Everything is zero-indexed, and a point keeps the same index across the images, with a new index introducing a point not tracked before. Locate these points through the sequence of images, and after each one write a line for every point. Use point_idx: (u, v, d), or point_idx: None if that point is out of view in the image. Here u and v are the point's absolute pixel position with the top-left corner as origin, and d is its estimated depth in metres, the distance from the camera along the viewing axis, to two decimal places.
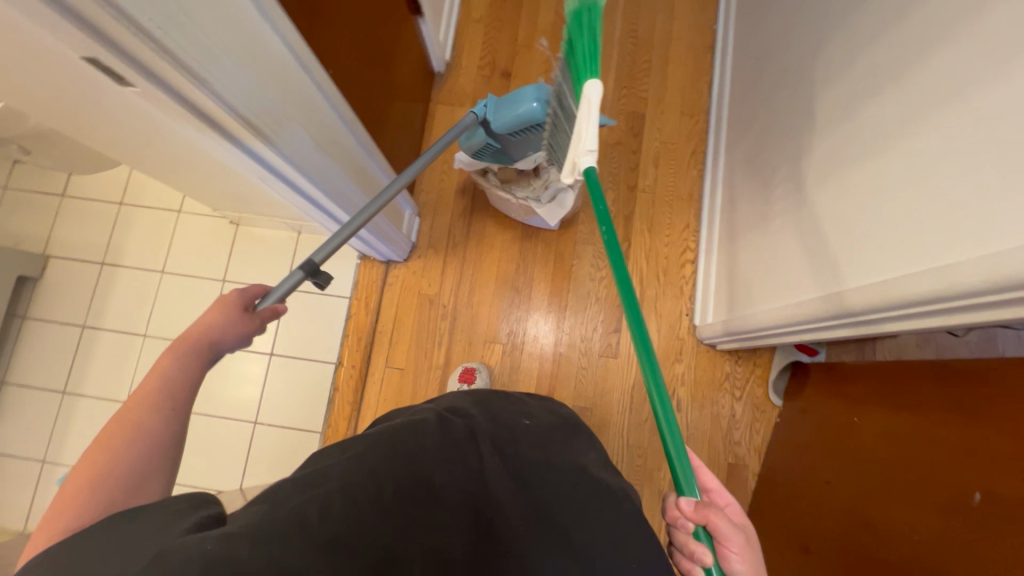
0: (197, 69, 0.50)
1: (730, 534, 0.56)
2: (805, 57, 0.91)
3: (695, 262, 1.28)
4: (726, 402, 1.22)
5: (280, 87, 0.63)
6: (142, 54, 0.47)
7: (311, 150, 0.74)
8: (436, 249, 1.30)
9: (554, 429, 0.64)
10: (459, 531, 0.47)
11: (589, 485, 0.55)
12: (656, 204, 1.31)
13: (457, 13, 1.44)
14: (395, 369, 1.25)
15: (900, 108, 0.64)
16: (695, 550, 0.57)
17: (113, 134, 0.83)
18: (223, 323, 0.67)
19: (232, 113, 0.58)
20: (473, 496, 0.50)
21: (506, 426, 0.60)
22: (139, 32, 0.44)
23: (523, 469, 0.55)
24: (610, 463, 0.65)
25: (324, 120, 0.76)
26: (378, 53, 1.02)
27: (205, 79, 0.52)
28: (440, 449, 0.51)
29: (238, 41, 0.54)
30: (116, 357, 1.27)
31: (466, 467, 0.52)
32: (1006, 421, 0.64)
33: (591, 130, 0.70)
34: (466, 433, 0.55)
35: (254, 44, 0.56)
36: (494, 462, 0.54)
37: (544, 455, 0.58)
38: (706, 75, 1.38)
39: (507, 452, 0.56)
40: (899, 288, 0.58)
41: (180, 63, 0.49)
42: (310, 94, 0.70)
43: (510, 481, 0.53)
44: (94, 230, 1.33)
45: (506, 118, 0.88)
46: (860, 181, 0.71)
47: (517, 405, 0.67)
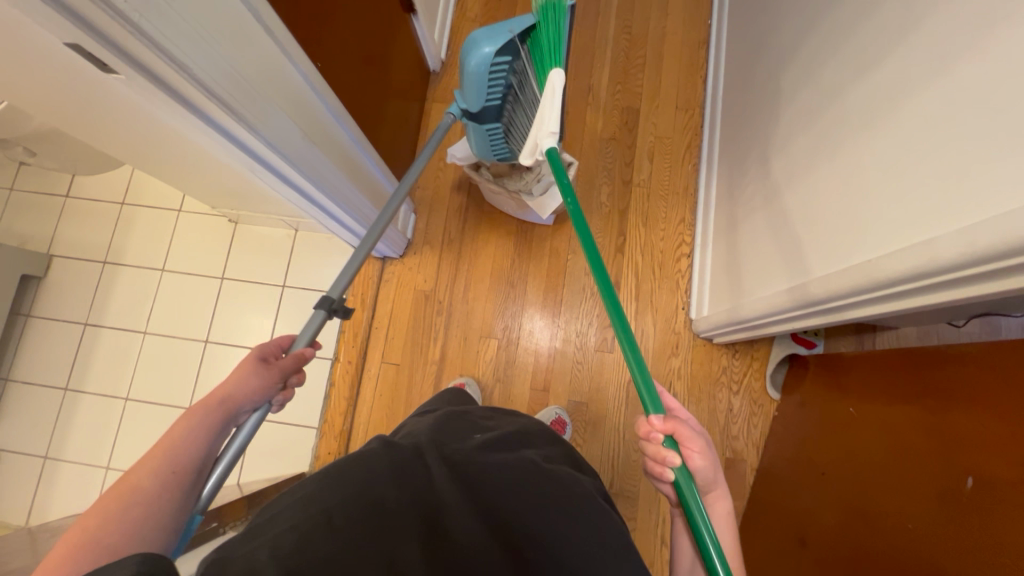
0: (178, 56, 0.51)
1: (693, 437, 0.59)
2: (797, 47, 0.91)
3: (691, 256, 1.28)
4: (723, 396, 1.21)
5: (268, 80, 0.64)
6: (123, 41, 0.48)
7: (300, 143, 0.75)
8: (432, 245, 1.31)
9: (507, 435, 0.63)
10: (411, 542, 0.46)
11: (548, 484, 0.56)
12: (651, 198, 1.30)
13: (453, 12, 1.46)
14: (391, 365, 1.25)
15: (886, 90, 0.64)
16: (665, 455, 0.56)
17: (107, 130, 0.84)
18: (246, 381, 0.61)
19: (218, 103, 0.59)
20: (422, 502, 0.49)
21: (456, 440, 0.59)
22: (118, 17, 0.44)
23: (478, 479, 0.54)
24: (568, 461, 0.65)
25: (313, 112, 0.76)
26: (373, 50, 1.04)
27: (186, 65, 0.52)
28: (391, 460, 0.51)
29: (220, 30, 0.54)
30: (117, 354, 1.28)
31: (417, 483, 0.50)
32: (999, 405, 0.63)
33: (553, 112, 0.78)
34: (411, 454, 0.54)
35: (243, 37, 0.57)
36: (441, 471, 0.53)
37: (496, 459, 0.57)
38: (701, 70, 1.38)
39: (459, 463, 0.55)
40: (885, 268, 0.58)
41: (165, 52, 0.50)
42: (297, 86, 0.70)
43: (461, 490, 0.52)
44: (97, 230, 1.35)
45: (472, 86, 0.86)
46: (848, 164, 0.70)
47: (469, 422, 0.66)
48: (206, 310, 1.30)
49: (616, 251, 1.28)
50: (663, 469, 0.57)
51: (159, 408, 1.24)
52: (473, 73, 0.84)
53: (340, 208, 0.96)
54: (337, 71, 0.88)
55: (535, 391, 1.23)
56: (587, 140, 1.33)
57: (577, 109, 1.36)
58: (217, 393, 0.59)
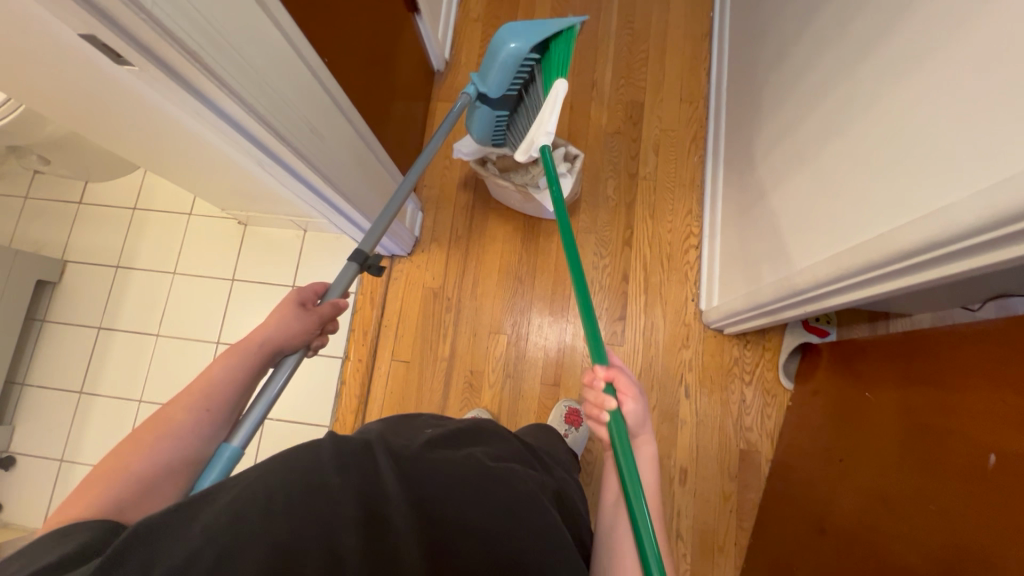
0: (190, 45, 0.51)
1: (628, 385, 0.68)
2: (800, 30, 0.92)
3: (699, 247, 1.27)
4: (736, 387, 1.20)
5: (278, 72, 0.64)
6: (137, 29, 0.48)
7: (308, 135, 0.75)
8: (440, 243, 1.31)
9: (457, 434, 0.62)
10: (350, 527, 0.43)
11: (493, 481, 0.54)
12: (658, 190, 1.30)
13: (456, 13, 1.47)
14: (401, 362, 1.26)
15: (893, 64, 0.63)
16: (603, 398, 0.65)
17: (120, 132, 0.86)
18: (283, 324, 0.63)
19: (232, 96, 0.59)
20: (364, 489, 0.46)
21: (401, 439, 0.57)
22: (132, 5, 0.44)
23: (421, 471, 0.51)
24: (512, 458, 0.63)
25: (323, 107, 0.77)
26: (379, 48, 1.05)
27: (199, 56, 0.53)
28: (336, 449, 0.48)
29: (231, 20, 0.54)
30: (131, 357, 1.30)
31: (362, 469, 0.47)
32: (1015, 379, 0.63)
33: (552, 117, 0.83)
34: (360, 445, 0.50)
35: (252, 27, 0.57)
36: (387, 462, 0.49)
37: (443, 455, 0.55)
38: (704, 62, 1.38)
39: (402, 456, 0.52)
40: (899, 239, 0.57)
41: (175, 40, 0.50)
42: (307, 79, 0.71)
43: (402, 480, 0.49)
44: (109, 235, 1.37)
45: (498, 76, 0.86)
46: (857, 143, 0.70)
47: (406, 429, 0.63)
48: (217, 311, 1.31)
49: (623, 243, 1.28)
50: (601, 412, 0.66)
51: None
52: (502, 66, 0.83)
53: (345, 203, 0.96)
54: (345, 67, 0.89)
55: (545, 386, 1.22)
56: (593, 135, 1.34)
57: (581, 104, 1.36)
58: (257, 335, 0.61)
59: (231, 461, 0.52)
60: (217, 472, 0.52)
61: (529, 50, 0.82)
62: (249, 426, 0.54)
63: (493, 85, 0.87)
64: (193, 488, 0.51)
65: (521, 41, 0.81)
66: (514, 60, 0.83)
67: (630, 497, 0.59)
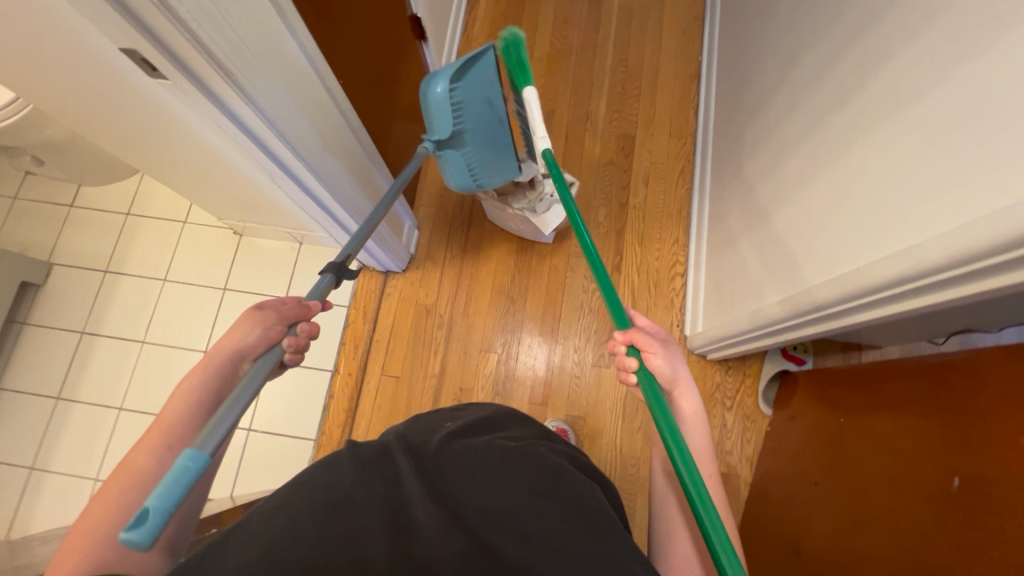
0: (225, 62, 0.54)
1: (649, 341, 0.72)
2: (783, 80, 0.99)
3: (684, 275, 1.32)
4: (717, 411, 1.24)
5: (300, 90, 0.68)
6: (178, 47, 0.51)
7: (323, 153, 0.77)
8: (434, 260, 1.34)
9: (476, 427, 0.66)
10: (378, 532, 0.46)
11: (512, 462, 0.57)
12: (647, 220, 1.36)
13: (459, 42, 1.53)
14: (391, 377, 1.26)
15: (870, 117, 0.70)
16: (626, 360, 0.69)
17: (130, 139, 0.87)
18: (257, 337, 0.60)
19: (257, 112, 0.62)
20: (390, 499, 0.50)
21: (421, 437, 0.61)
22: (178, 24, 0.48)
23: (439, 470, 0.55)
24: (540, 439, 0.67)
25: (337, 126, 0.80)
26: (386, 73, 1.09)
27: (232, 73, 0.56)
28: (355, 461, 0.53)
29: (262, 41, 0.58)
30: (114, 363, 1.27)
31: (381, 476, 0.52)
32: (979, 409, 0.68)
33: (541, 122, 0.89)
34: (377, 452, 0.55)
35: (278, 47, 0.61)
36: (406, 464, 0.54)
37: (462, 447, 0.59)
38: (692, 102, 1.46)
39: (420, 458, 0.56)
40: (873, 274, 0.63)
41: (210, 53, 0.52)
42: (324, 100, 0.74)
43: (424, 480, 0.53)
44: (100, 239, 1.36)
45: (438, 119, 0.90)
46: (835, 186, 0.76)
47: (428, 425, 0.67)
48: (206, 320, 1.30)
49: (613, 268, 1.33)
50: (627, 373, 0.71)
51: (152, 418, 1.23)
52: (435, 106, 0.88)
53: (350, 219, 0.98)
54: (356, 89, 0.93)
55: (533, 406, 1.24)
56: (586, 164, 1.40)
57: (576, 134, 1.42)
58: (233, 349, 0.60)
59: (198, 462, 0.39)
60: (189, 482, 0.38)
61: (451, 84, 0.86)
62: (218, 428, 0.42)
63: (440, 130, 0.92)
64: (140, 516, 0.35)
65: (440, 80, 0.86)
66: (443, 99, 0.87)
67: (666, 432, 0.58)
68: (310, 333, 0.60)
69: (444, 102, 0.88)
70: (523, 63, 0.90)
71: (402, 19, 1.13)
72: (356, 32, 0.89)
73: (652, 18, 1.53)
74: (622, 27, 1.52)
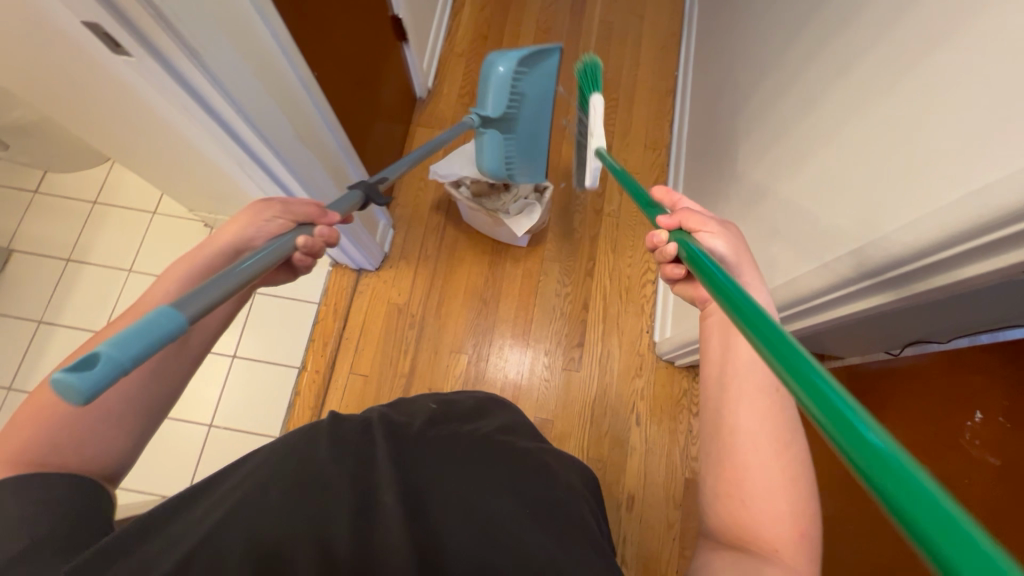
0: (191, 43, 0.54)
1: (700, 221, 0.64)
2: (750, 95, 1.03)
3: (655, 282, 1.34)
4: (684, 418, 1.25)
5: (268, 77, 0.67)
6: (143, 24, 0.51)
7: (292, 142, 0.77)
8: (408, 260, 1.34)
9: (460, 412, 0.66)
10: (343, 514, 0.47)
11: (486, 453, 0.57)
12: (621, 227, 1.38)
13: (442, 47, 1.55)
14: (359, 376, 1.25)
15: (824, 129, 0.73)
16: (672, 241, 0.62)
17: (97, 121, 0.86)
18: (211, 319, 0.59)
19: (225, 96, 0.62)
20: (360, 485, 0.50)
21: (405, 418, 0.61)
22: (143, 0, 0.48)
23: (416, 451, 0.55)
24: (516, 426, 0.68)
25: (309, 118, 0.80)
26: (366, 70, 1.10)
27: (199, 54, 0.56)
28: (332, 439, 0.53)
29: (232, 25, 0.58)
30: (71, 354, 1.24)
31: (356, 457, 0.52)
32: (923, 413, 0.70)
33: (601, 124, 0.97)
34: (358, 430, 0.56)
35: (245, 29, 0.60)
36: (384, 444, 0.54)
37: (443, 432, 0.59)
38: (668, 115, 1.50)
39: (400, 438, 0.56)
40: (823, 277, 0.65)
41: (172, 28, 0.52)
42: (296, 91, 0.74)
43: (399, 461, 0.53)
44: (64, 227, 1.32)
45: (494, 96, 0.95)
46: (793, 195, 0.79)
47: (414, 405, 0.68)
48: None
49: (586, 274, 1.34)
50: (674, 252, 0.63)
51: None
52: (495, 84, 0.93)
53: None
54: (333, 82, 0.93)
55: None
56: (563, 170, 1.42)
57: (553, 142, 1.45)
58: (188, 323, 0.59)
59: (167, 320, 0.33)
60: (159, 339, 0.32)
61: (515, 66, 0.93)
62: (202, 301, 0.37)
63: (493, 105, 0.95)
64: (93, 357, 0.29)
65: (506, 62, 0.92)
66: (503, 78, 0.93)
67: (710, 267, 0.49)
68: (324, 238, 0.59)
69: (504, 79, 0.93)
70: (596, 75, 1.01)
71: (384, 19, 1.14)
72: (336, 26, 0.90)
73: (632, 33, 1.57)
74: (603, 40, 1.56)
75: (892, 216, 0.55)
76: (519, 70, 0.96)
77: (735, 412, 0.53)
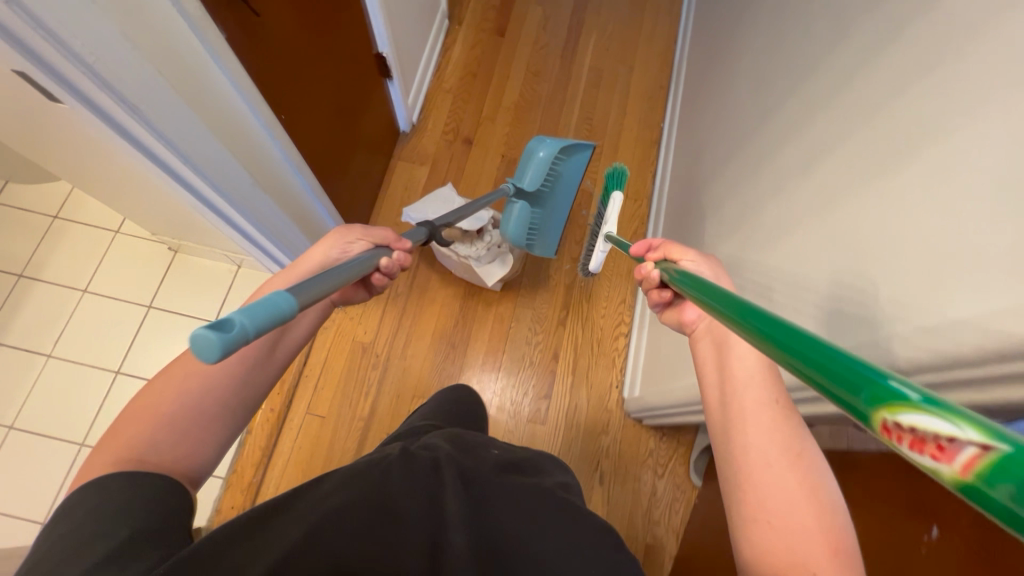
0: (132, 99, 0.52)
1: (679, 250, 0.68)
2: (726, 162, 1.02)
3: (628, 336, 1.32)
4: (648, 479, 1.21)
5: (227, 125, 0.66)
6: (77, 82, 0.49)
7: (249, 190, 0.75)
8: (377, 297, 1.30)
9: (527, 459, 0.64)
10: (409, 557, 0.47)
11: (563, 502, 0.54)
12: (597, 276, 1.36)
13: (430, 81, 1.54)
14: (316, 417, 1.20)
15: (792, 214, 0.72)
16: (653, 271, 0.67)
17: (47, 150, 0.83)
18: None
19: (173, 149, 0.60)
20: (430, 519, 0.50)
21: (472, 455, 0.60)
22: (75, 59, 0.46)
23: (484, 492, 0.54)
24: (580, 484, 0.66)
25: (270, 164, 0.78)
26: (343, 109, 1.08)
27: (141, 110, 0.53)
28: (405, 475, 0.53)
29: (182, 80, 0.56)
30: (11, 376, 1.17)
31: (428, 496, 0.52)
32: None
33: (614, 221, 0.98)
34: (430, 466, 0.55)
35: (200, 80, 0.59)
36: (453, 485, 0.53)
37: (512, 475, 0.58)
38: (651, 166, 1.50)
39: (470, 477, 0.55)
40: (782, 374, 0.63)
41: (110, 88, 0.50)
42: (256, 138, 0.72)
43: (467, 502, 0.52)
44: (19, 241, 1.27)
45: (531, 173, 1.03)
46: (761, 276, 0.77)
47: (480, 440, 0.66)
48: (122, 339, 1.21)
49: (558, 323, 1.31)
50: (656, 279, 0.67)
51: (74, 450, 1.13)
52: (536, 161, 1.02)
53: (278, 250, 0.95)
54: (306, 122, 0.91)
55: None
56: None
57: None
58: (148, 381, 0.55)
59: (278, 303, 0.35)
60: (274, 316, 0.34)
61: (553, 154, 1.02)
62: (310, 292, 0.41)
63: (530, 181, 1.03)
64: (240, 324, 0.31)
65: (546, 147, 1.01)
66: (542, 161, 1.02)
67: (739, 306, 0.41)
68: (403, 261, 0.66)
69: (542, 161, 1.02)
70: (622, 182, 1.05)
71: (368, 56, 1.12)
72: (312, 67, 0.88)
73: (620, 81, 1.58)
74: (592, 86, 1.57)
75: (845, 316, 0.54)
76: (558, 156, 1.05)
77: (748, 425, 0.51)
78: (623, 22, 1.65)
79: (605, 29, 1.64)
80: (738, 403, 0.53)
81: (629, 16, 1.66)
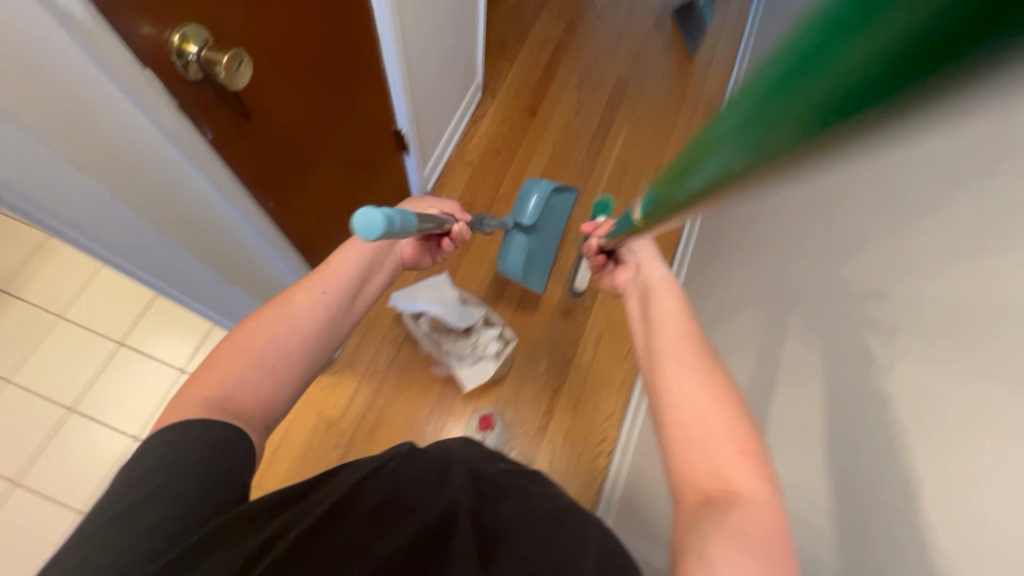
0: (78, 220, 0.51)
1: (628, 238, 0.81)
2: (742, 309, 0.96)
3: (610, 456, 1.23)
4: None
5: (194, 222, 0.64)
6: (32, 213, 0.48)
7: (207, 279, 0.74)
8: (354, 369, 1.24)
9: (530, 472, 0.64)
10: (426, 523, 0.46)
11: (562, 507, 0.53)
12: (587, 383, 1.28)
13: (452, 151, 1.52)
14: (263, 491, 1.12)
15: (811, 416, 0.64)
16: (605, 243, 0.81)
17: None
18: None
19: (122, 257, 0.59)
20: (441, 498, 0.49)
21: (482, 465, 0.60)
22: (10, 191, 0.44)
23: (491, 493, 0.54)
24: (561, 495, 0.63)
25: (236, 252, 0.77)
26: (350, 185, 1.05)
27: (87, 229, 0.52)
28: (412, 460, 0.53)
29: (145, 198, 0.55)
30: None
31: (433, 481, 0.52)
32: None
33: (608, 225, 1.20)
34: (436, 463, 0.55)
35: (172, 183, 0.57)
36: (461, 478, 0.53)
37: (516, 484, 0.58)
38: None
39: (480, 480, 0.56)
40: None
41: (53, 215, 0.49)
42: (227, 232, 0.71)
43: (476, 494, 0.52)
44: (9, 252, 1.25)
45: (529, 210, 1.25)
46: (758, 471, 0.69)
47: (486, 453, 0.66)
48: (84, 372, 1.16)
49: (538, 428, 1.23)
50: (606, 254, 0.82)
51: (67, 517, 1.06)
52: (535, 193, 1.24)
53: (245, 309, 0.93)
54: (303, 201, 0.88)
55: None
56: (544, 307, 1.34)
57: None
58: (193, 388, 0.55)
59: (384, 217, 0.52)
60: (376, 232, 0.52)
61: (547, 191, 1.24)
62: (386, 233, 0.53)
63: (528, 217, 1.24)
64: (365, 216, 0.51)
65: (542, 186, 1.24)
66: (538, 197, 1.24)
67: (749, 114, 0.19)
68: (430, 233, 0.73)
69: (541, 192, 1.24)
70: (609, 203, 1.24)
71: (386, 131, 1.10)
72: (319, 150, 0.85)
73: (645, 179, 1.55)
74: (615, 181, 1.53)
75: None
76: (551, 195, 1.28)
77: (683, 371, 0.54)
78: (656, 120, 1.64)
79: (638, 124, 1.62)
80: (661, 346, 0.58)
81: (664, 114, 1.65)
